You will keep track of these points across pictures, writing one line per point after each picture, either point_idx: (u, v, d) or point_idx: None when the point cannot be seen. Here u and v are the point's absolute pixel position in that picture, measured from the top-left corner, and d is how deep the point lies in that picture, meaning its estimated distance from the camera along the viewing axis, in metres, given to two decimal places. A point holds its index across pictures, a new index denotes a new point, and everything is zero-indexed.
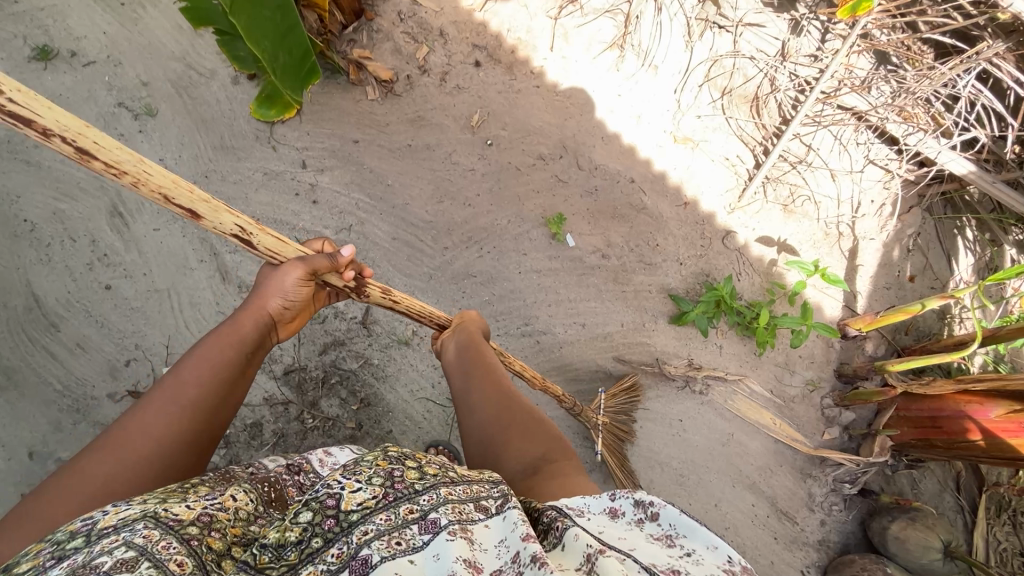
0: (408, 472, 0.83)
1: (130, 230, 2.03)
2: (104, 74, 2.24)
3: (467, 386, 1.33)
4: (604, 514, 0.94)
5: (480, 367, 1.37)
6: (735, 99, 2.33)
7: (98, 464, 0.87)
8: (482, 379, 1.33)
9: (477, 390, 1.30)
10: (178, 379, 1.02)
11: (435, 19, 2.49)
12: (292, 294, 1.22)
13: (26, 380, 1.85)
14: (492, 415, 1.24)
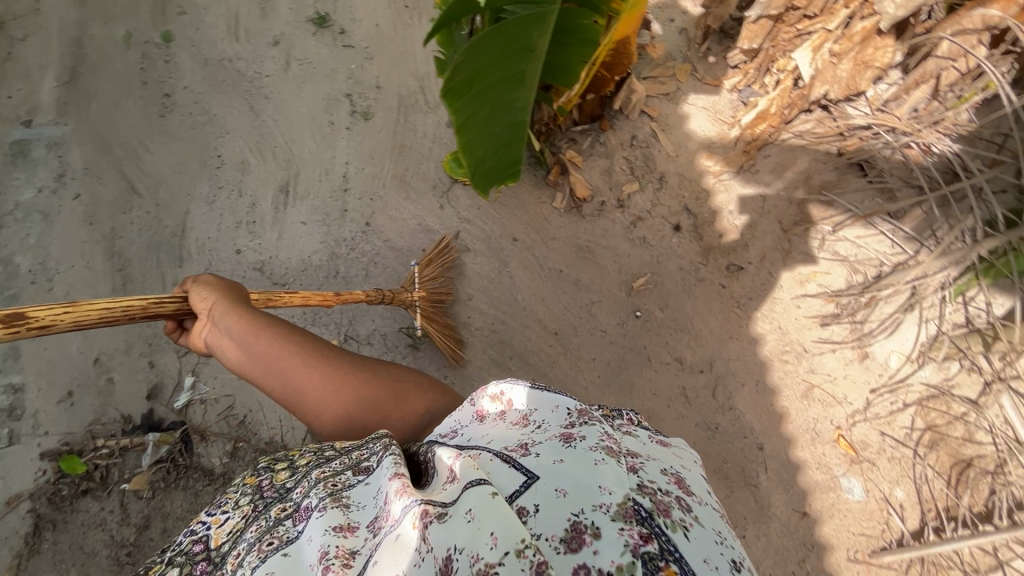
0: (275, 478, 0.92)
1: (285, 211, 2.13)
2: (354, 61, 2.34)
3: (326, 392, 1.06)
4: (472, 418, 0.88)
5: (279, 350, 1.08)
6: (942, 448, 1.86)
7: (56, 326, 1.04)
8: (313, 362, 1.07)
9: (374, 377, 1.10)
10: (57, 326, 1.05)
11: (663, 163, 2.27)
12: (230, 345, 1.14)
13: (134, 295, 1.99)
14: (383, 406, 1.07)
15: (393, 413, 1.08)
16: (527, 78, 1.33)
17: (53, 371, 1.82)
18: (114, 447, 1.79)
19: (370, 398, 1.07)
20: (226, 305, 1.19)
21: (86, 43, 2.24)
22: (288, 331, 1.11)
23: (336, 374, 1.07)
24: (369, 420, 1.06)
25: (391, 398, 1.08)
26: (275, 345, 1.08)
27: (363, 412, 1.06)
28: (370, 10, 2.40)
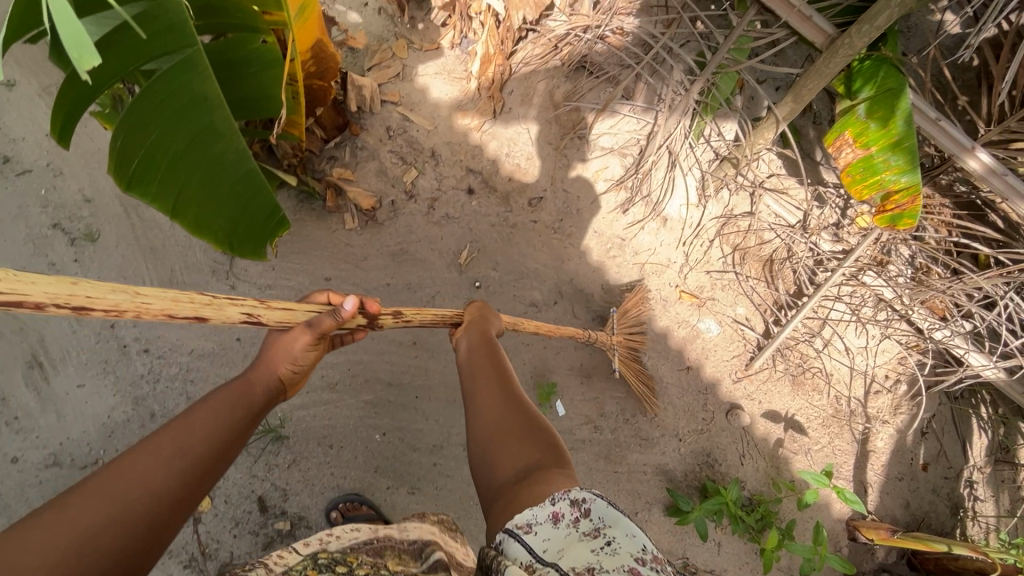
0: None
1: (50, 385, 1.72)
2: (40, 184, 1.94)
3: (485, 401, 1.14)
4: (547, 522, 0.79)
5: (489, 366, 1.24)
6: (749, 258, 2.16)
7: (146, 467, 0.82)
8: (492, 382, 1.19)
9: (514, 408, 1.11)
10: (251, 384, 1.05)
11: (428, 139, 2.27)
12: (299, 359, 1.11)
13: None
14: (505, 437, 1.04)
15: (506, 445, 1.03)
16: (221, 126, 1.15)
17: None
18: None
19: (503, 427, 1.07)
20: (482, 335, 1.35)
21: None
22: (493, 351, 1.30)
23: (492, 386, 1.18)
24: (491, 442, 1.05)
25: (516, 433, 1.04)
26: (485, 358, 1.28)
27: (492, 430, 1.07)
28: (26, 120, 1.99)
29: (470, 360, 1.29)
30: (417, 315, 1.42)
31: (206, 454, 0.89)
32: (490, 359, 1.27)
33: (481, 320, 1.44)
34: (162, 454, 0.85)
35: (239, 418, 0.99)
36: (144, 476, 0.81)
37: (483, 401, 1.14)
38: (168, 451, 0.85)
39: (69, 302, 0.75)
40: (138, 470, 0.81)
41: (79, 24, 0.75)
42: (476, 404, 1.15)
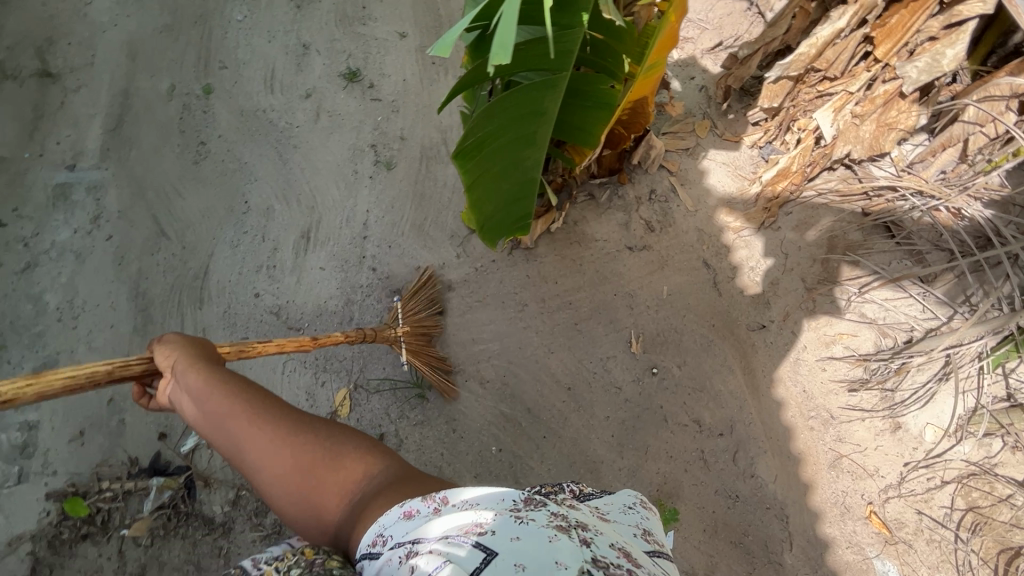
0: None
1: (305, 257, 2.17)
2: (380, 114, 2.43)
3: (257, 450, 0.98)
4: (399, 519, 0.83)
5: (230, 415, 1.01)
6: (985, 531, 1.73)
7: None
8: (255, 421, 1.00)
9: (292, 437, 0.99)
10: None
11: (683, 217, 2.25)
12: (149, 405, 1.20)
13: (151, 335, 2.02)
14: (315, 479, 0.97)
15: (317, 472, 0.97)
16: (538, 138, 1.32)
17: (67, 411, 1.84)
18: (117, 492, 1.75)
19: (308, 459, 0.98)
20: (203, 376, 1.06)
21: (136, 96, 2.41)
22: (212, 381, 1.05)
23: (252, 433, 0.98)
24: (307, 481, 0.97)
25: (332, 460, 0.98)
26: (208, 397, 1.03)
27: (291, 471, 0.97)
28: (399, 68, 2.53)
29: (211, 415, 1.02)
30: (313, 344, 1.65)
31: None
32: (224, 392, 1.03)
33: (188, 359, 1.09)
34: None
35: None
36: None
37: (264, 456, 0.97)
38: None
39: None
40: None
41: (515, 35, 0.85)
42: (250, 453, 0.98)
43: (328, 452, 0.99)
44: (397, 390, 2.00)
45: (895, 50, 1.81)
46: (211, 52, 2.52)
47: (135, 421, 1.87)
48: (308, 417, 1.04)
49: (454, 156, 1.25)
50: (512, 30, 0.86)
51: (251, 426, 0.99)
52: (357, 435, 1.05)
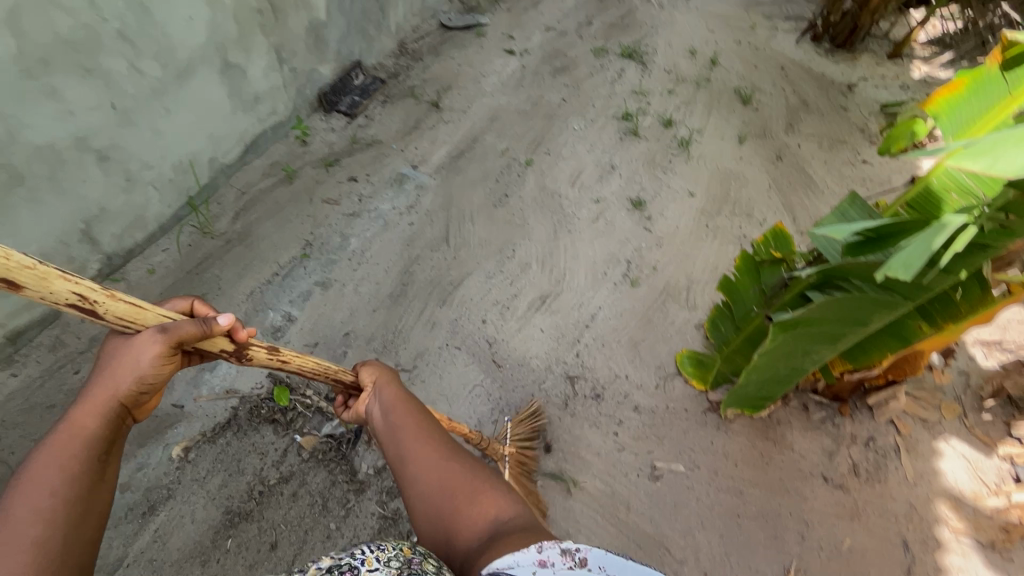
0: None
1: (534, 313, 2.43)
2: (646, 242, 2.75)
3: (422, 460, 1.22)
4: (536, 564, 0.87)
5: (408, 428, 1.29)
6: None
7: (51, 479, 0.92)
8: (417, 440, 1.26)
9: (447, 452, 1.24)
10: (93, 421, 1.01)
11: (897, 483, 2.07)
12: (149, 375, 1.07)
13: (397, 305, 2.39)
14: (457, 499, 1.14)
15: (461, 487, 1.16)
16: (841, 340, 1.45)
17: (317, 325, 2.27)
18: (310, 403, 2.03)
19: (454, 487, 1.16)
20: (395, 394, 1.40)
21: (481, 144, 3.08)
22: (400, 402, 1.36)
23: (424, 441, 1.25)
24: (451, 500, 1.14)
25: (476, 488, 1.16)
26: (393, 404, 1.36)
27: (437, 491, 1.16)
28: (676, 217, 2.88)
29: (390, 427, 1.33)
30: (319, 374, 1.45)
31: (73, 490, 0.93)
32: (404, 409, 1.35)
33: (381, 381, 1.43)
34: (43, 491, 0.91)
35: (92, 446, 0.99)
36: (41, 499, 0.90)
37: (427, 458, 1.22)
38: (50, 488, 0.91)
39: (1, 269, 0.89)
40: (42, 479, 0.91)
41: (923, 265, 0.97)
42: (419, 454, 1.23)
43: (470, 487, 1.16)
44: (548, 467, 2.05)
45: None
46: (545, 140, 3.15)
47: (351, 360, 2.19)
48: (456, 448, 1.27)
49: (776, 324, 1.30)
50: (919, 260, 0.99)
51: (413, 446, 1.25)
52: (491, 475, 1.22)
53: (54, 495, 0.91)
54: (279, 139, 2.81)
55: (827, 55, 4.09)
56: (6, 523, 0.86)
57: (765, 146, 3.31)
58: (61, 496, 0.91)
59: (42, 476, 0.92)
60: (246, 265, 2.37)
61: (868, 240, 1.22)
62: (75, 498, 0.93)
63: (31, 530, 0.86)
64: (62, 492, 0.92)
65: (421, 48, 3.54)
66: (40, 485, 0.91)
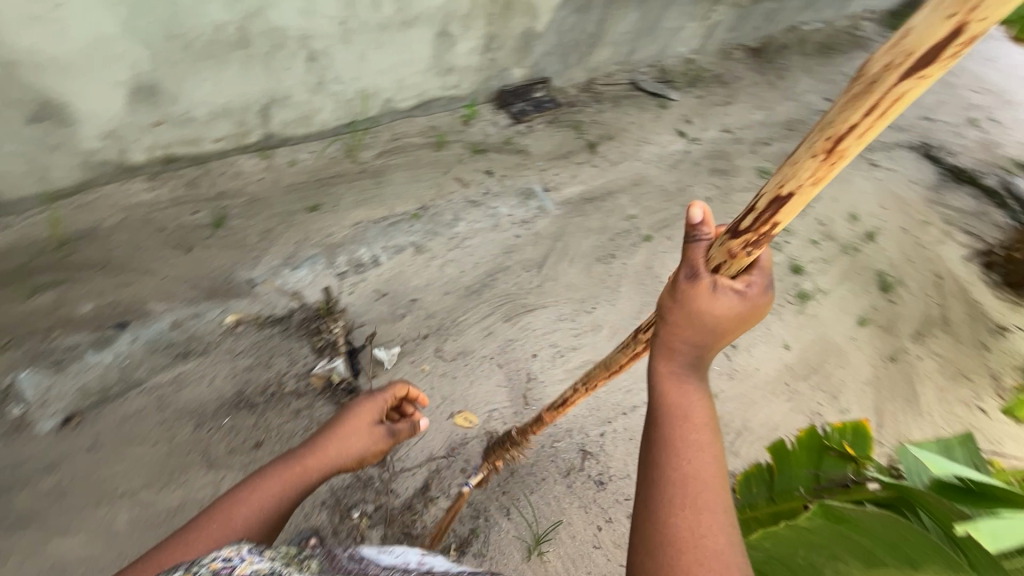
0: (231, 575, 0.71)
1: (580, 374, 2.40)
2: (719, 366, 2.64)
3: (682, 520, 0.81)
4: None
5: (690, 467, 0.85)
6: None
7: (238, 507, 1.03)
8: (694, 500, 0.82)
9: (725, 543, 0.79)
10: (314, 455, 1.19)
11: None
12: (356, 441, 1.26)
13: (467, 299, 2.43)
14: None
15: (700, 575, 0.76)
16: None
17: (394, 279, 2.38)
18: (334, 342, 2.10)
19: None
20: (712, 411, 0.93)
21: (612, 201, 3.12)
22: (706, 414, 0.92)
23: (693, 481, 0.84)
24: None
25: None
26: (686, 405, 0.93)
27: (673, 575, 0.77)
28: (760, 359, 2.75)
29: (692, 429, 0.90)
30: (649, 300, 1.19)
31: (250, 526, 1.02)
32: (704, 432, 0.89)
33: (692, 365, 0.97)
34: (223, 518, 1.01)
35: (295, 486, 1.13)
36: (229, 523, 1.00)
37: (674, 514, 0.82)
38: (231, 507, 1.03)
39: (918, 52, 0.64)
40: (230, 512, 1.02)
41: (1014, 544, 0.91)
42: (673, 486, 0.84)
43: None
44: (518, 521, 1.95)
45: None
46: (672, 225, 3.13)
47: (403, 324, 2.27)
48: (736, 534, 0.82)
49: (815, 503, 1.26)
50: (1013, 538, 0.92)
51: (686, 506, 0.82)
52: None
53: (236, 517, 1.02)
54: (448, 110, 3.03)
55: (992, 287, 3.77)
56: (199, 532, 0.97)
57: (883, 340, 3.10)
58: (237, 530, 1.00)
59: (239, 503, 1.04)
60: (365, 198, 2.53)
61: (964, 485, 1.15)
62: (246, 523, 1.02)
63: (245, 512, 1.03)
64: (239, 518, 1.02)
65: (605, 94, 3.69)
66: (232, 511, 1.02)
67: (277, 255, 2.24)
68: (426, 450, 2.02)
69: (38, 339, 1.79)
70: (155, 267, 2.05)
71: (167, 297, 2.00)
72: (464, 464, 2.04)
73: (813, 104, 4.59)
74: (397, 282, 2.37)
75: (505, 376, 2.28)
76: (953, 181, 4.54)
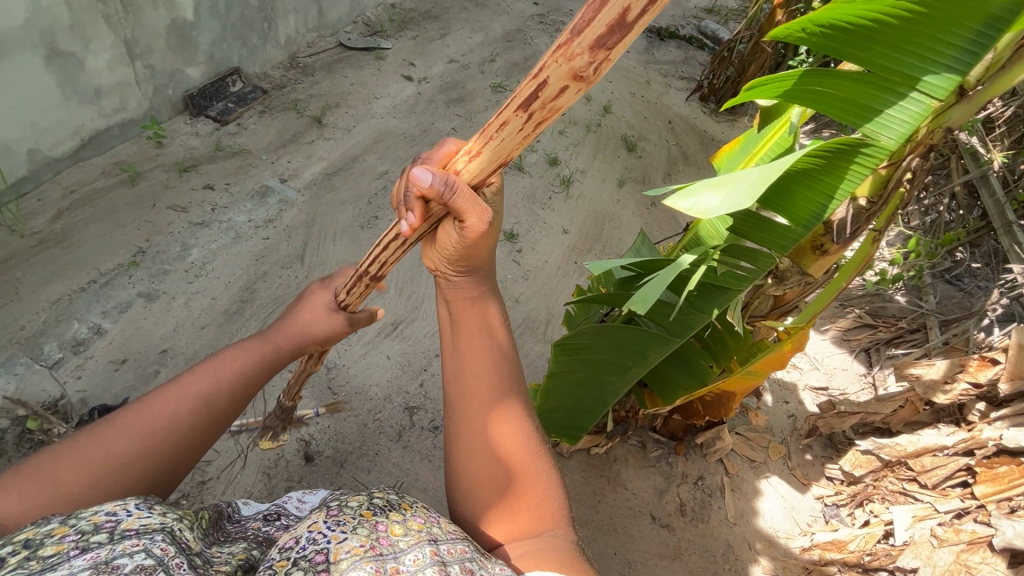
0: (124, 524, 0.67)
1: (382, 340, 2.34)
2: (512, 274, 2.77)
3: (477, 411, 0.93)
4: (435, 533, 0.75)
5: (482, 369, 0.95)
6: None
7: (191, 380, 0.94)
8: (488, 391, 0.95)
9: (523, 425, 0.95)
10: (261, 343, 1.03)
11: (721, 525, 2.03)
12: (325, 325, 1.13)
13: (229, 323, 2.20)
14: (500, 505, 0.90)
15: (500, 459, 0.91)
16: (628, 373, 1.46)
17: (130, 339, 2.06)
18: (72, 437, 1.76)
19: (511, 456, 0.92)
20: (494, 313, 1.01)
21: (359, 165, 3.00)
22: (490, 326, 0.99)
23: (484, 386, 0.95)
24: (497, 480, 0.91)
25: (528, 489, 0.91)
26: (473, 323, 0.98)
27: (480, 456, 0.92)
28: (546, 251, 2.93)
29: (482, 333, 0.98)
30: (391, 251, 1.07)
31: (214, 407, 0.94)
32: (483, 342, 0.97)
33: (484, 280, 1.00)
34: (190, 396, 0.93)
35: (249, 371, 0.99)
36: (167, 412, 0.90)
37: (473, 407, 0.94)
38: (184, 387, 0.93)
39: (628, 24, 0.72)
40: (215, 370, 0.96)
41: (654, 298, 1.04)
42: (468, 384, 0.95)
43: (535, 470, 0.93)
44: None
45: (994, 496, 1.73)
46: None
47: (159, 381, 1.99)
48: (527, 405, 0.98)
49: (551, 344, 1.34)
50: (655, 292, 1.06)
51: (479, 400, 0.94)
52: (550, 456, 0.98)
53: (181, 405, 0.92)
54: (129, 139, 2.64)
55: (713, 115, 4.37)
56: (139, 418, 0.89)
57: (643, 191, 3.47)
58: (215, 397, 0.94)
59: (197, 377, 0.95)
60: (56, 269, 2.13)
61: (637, 272, 1.30)
62: (200, 404, 0.93)
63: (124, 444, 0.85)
64: (185, 395, 0.93)
65: (314, 65, 3.50)
66: (173, 395, 0.92)
67: None
68: (240, 491, 1.85)
69: None
70: None
71: None
72: (287, 482, 1.89)
73: (524, 12, 4.84)
74: (136, 341, 2.06)
75: (302, 378, 2.15)
76: (659, 39, 5.12)
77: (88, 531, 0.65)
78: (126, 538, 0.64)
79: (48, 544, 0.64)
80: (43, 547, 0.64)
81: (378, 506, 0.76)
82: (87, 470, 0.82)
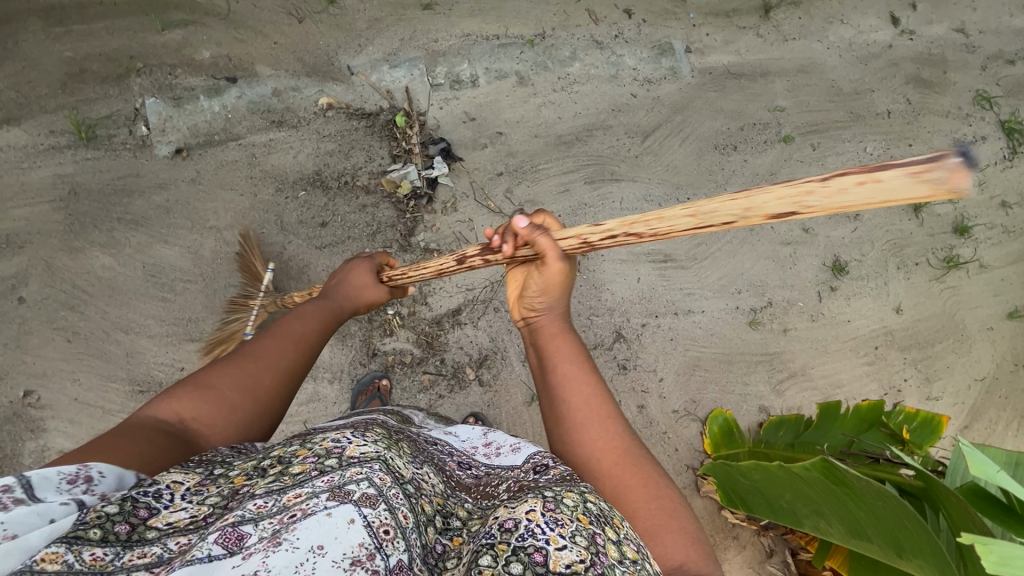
0: (344, 450, 0.79)
1: (645, 260, 2.27)
2: (806, 305, 2.34)
3: (586, 425, 1.03)
4: None
5: (580, 390, 1.07)
6: None
7: (264, 347, 1.13)
8: (594, 406, 1.05)
9: (630, 441, 1.02)
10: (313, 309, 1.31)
11: None
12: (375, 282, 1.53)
13: (553, 149, 2.29)
14: (633, 513, 0.93)
15: (621, 474, 0.97)
16: (857, 538, 1.21)
17: (486, 105, 2.26)
18: (410, 151, 2.15)
19: (628, 468, 0.98)
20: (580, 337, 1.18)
21: (763, 83, 2.56)
22: (578, 356, 1.12)
23: (590, 403, 1.05)
24: (617, 487, 0.96)
25: (655, 499, 0.95)
26: (562, 351, 1.14)
27: (600, 469, 0.98)
28: (861, 312, 2.37)
29: (578, 363, 1.11)
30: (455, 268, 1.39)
31: (290, 361, 1.13)
32: (570, 367, 1.10)
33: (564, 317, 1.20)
34: (259, 355, 1.11)
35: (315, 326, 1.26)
36: (257, 365, 1.08)
37: (586, 429, 1.02)
38: (245, 354, 1.10)
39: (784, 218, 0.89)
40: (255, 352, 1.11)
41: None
42: (570, 407, 1.05)
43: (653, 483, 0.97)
44: (531, 371, 2.05)
45: None
46: (826, 132, 2.56)
47: (481, 156, 2.23)
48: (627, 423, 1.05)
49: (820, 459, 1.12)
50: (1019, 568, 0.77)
51: (585, 416, 1.04)
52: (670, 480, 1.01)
53: (277, 362, 1.11)
54: None
55: None
56: (220, 376, 1.04)
57: None
58: (295, 346, 1.16)
59: (261, 346, 1.13)
60: (483, 7, 2.29)
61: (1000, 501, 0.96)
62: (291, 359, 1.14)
63: (252, 375, 1.06)
64: (263, 354, 1.11)
65: None
66: (247, 361, 1.08)
67: (380, 49, 2.19)
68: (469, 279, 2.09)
69: (166, 74, 2.05)
70: (267, 30, 2.11)
71: (273, 63, 2.11)
72: (500, 304, 2.09)
73: None
74: (489, 110, 2.26)
75: None
76: None
77: (322, 454, 0.78)
78: (352, 462, 0.77)
79: (289, 461, 0.79)
80: (286, 461, 0.79)
81: (592, 513, 0.80)
82: (240, 384, 1.04)
